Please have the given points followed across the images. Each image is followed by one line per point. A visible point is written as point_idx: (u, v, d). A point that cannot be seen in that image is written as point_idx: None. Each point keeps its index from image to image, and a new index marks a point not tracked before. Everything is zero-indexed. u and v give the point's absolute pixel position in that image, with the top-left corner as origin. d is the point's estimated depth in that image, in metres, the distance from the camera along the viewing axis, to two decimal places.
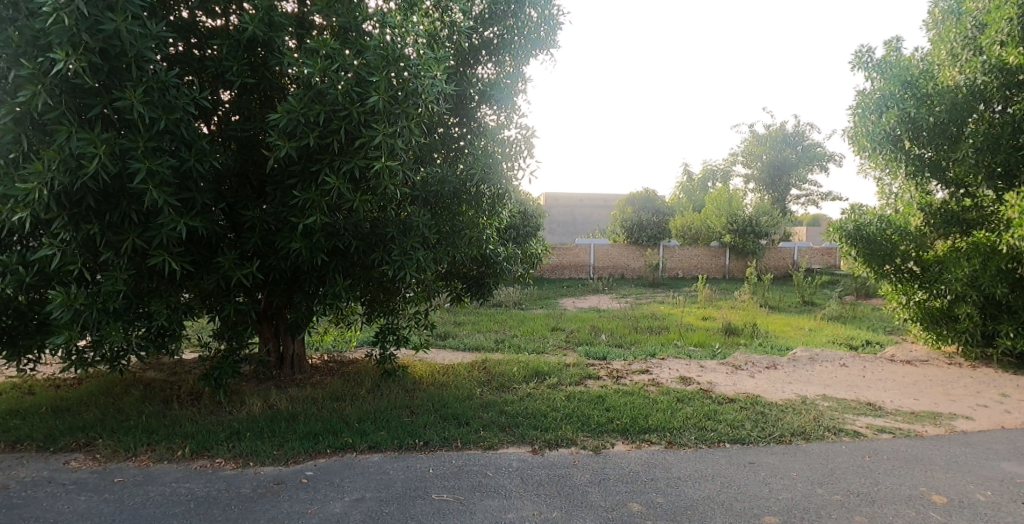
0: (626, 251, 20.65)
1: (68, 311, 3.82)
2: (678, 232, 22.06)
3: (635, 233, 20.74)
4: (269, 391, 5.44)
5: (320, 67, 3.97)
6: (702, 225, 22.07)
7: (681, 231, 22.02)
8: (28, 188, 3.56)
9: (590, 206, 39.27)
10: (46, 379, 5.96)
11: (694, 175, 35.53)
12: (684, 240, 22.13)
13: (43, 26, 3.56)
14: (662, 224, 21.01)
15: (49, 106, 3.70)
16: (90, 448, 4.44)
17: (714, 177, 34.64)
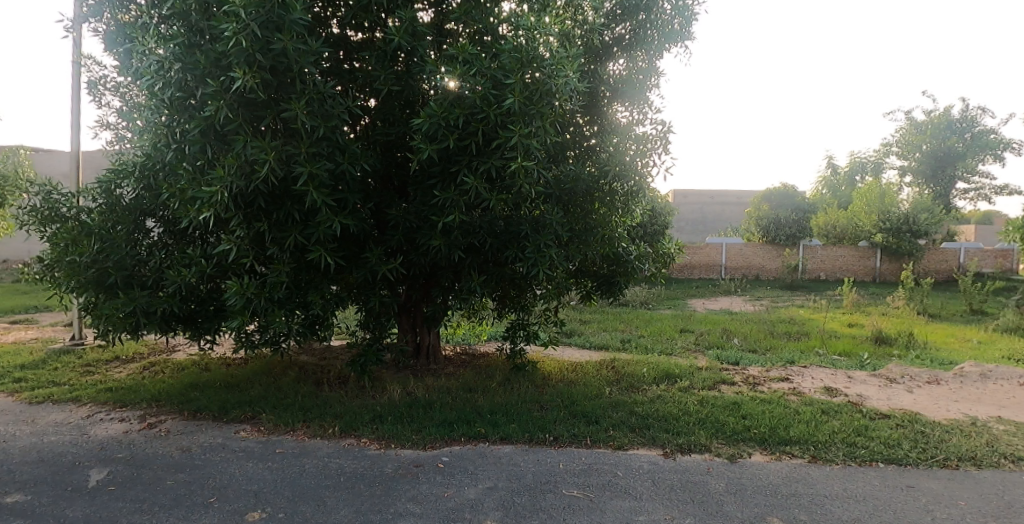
0: (761, 252, 19.45)
1: (241, 299, 4.33)
2: (821, 231, 20.24)
3: (772, 232, 19.61)
4: (408, 379, 5.79)
5: (459, 72, 4.21)
6: (850, 222, 19.87)
7: (824, 230, 20.10)
8: (213, 191, 4.08)
9: (717, 205, 37.41)
10: (220, 358, 6.79)
11: (840, 169, 32.61)
12: (828, 239, 20.10)
13: (225, 49, 4.08)
14: (803, 222, 19.55)
15: (229, 119, 4.22)
16: (256, 421, 5.00)
17: (863, 170, 31.59)
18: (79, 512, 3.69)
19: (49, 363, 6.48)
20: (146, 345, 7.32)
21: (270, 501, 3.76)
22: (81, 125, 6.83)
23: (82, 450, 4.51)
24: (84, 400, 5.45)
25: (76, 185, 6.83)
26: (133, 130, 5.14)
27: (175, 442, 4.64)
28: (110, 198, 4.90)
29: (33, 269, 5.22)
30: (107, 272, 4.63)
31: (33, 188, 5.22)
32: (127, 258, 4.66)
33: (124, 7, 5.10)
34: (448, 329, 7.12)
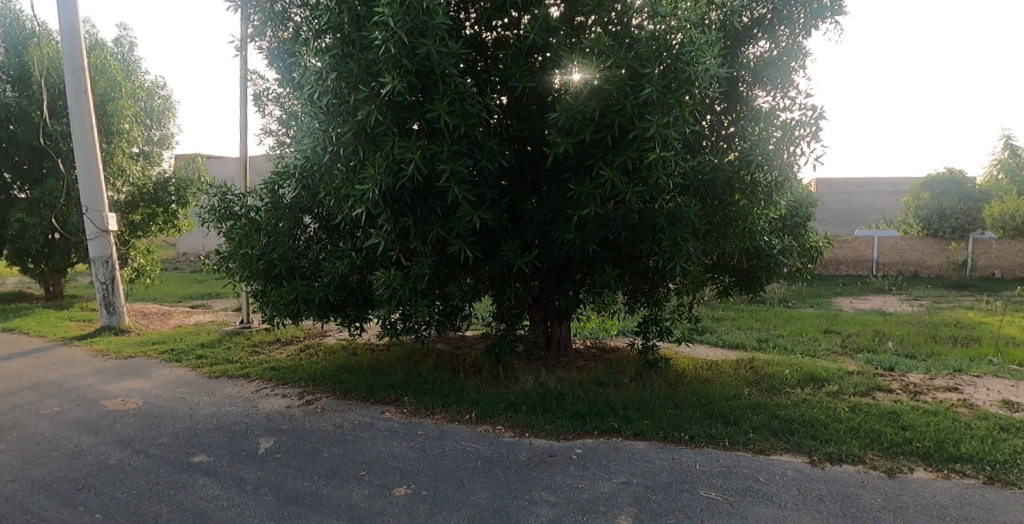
0: (922, 246, 17.60)
1: (388, 290, 4.72)
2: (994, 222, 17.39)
3: (935, 224, 17.73)
4: (540, 370, 5.95)
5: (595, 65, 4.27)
6: None
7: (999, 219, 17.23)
8: (364, 189, 4.47)
9: (867, 192, 34.04)
10: (365, 343, 7.38)
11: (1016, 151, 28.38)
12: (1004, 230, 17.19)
13: (376, 57, 4.41)
14: (973, 212, 17.26)
15: (379, 121, 4.56)
16: (399, 403, 5.39)
17: None
18: (253, 474, 4.21)
19: (223, 343, 7.41)
20: (300, 330, 8.12)
21: (413, 479, 4.05)
22: (247, 133, 7.70)
23: (253, 420, 5.12)
24: (253, 376, 6.17)
25: (241, 187, 7.68)
26: (292, 137, 5.73)
27: (329, 418, 5.13)
28: (274, 198, 5.47)
29: (211, 261, 5.97)
30: (273, 264, 5.21)
31: (211, 190, 5.94)
32: (290, 251, 5.23)
33: (282, 25, 5.63)
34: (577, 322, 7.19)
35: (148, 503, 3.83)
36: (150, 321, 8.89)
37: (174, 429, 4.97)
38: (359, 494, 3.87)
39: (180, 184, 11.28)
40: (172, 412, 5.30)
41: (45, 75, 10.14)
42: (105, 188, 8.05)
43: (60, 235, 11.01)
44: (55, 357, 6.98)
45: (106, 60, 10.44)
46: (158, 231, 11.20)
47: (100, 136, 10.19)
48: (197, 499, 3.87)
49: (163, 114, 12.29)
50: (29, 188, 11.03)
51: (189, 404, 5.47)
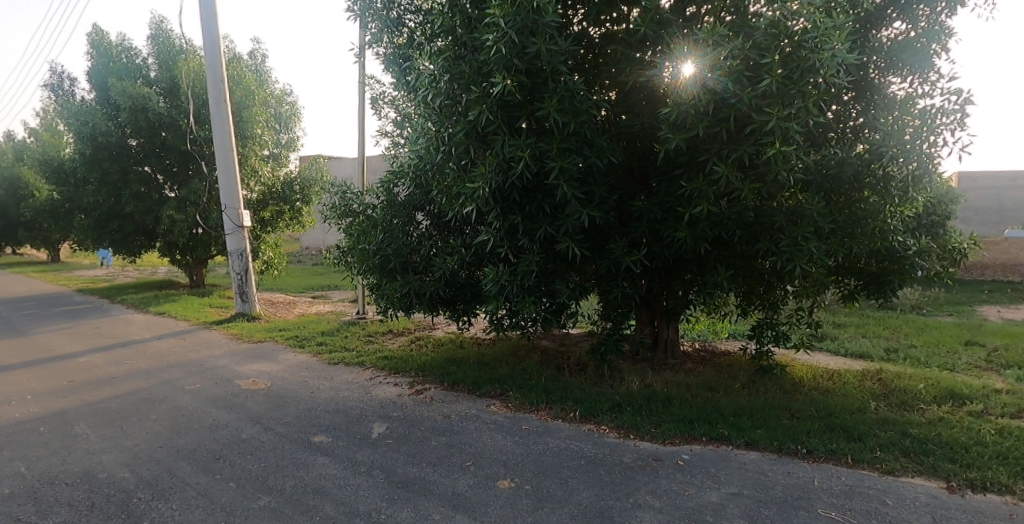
0: None
1: (496, 285, 4.98)
2: None
3: None
4: (645, 372, 5.93)
5: (709, 57, 4.16)
6: None
7: None
8: (476, 188, 4.67)
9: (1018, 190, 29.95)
10: (472, 336, 7.63)
11: None
12: None
13: (487, 58, 4.54)
14: None
15: (490, 121, 4.68)
16: (504, 397, 5.55)
17: None
18: (367, 457, 4.47)
19: (341, 331, 7.94)
20: (410, 322, 8.50)
21: (516, 472, 4.12)
22: (365, 135, 8.20)
23: (367, 406, 5.44)
24: (368, 364, 6.54)
25: (358, 185, 8.17)
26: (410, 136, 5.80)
27: (437, 408, 5.35)
28: (389, 196, 5.79)
29: (332, 255, 6.39)
30: (387, 259, 5.49)
31: (334, 189, 6.39)
32: (403, 246, 5.51)
33: (398, 32, 5.99)
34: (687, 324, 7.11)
35: (274, 477, 4.16)
36: (277, 309, 9.69)
37: (297, 409, 5.38)
38: (465, 483, 3.99)
39: (305, 182, 12.52)
40: (296, 394, 5.73)
41: (191, 87, 11.36)
42: (241, 185, 8.81)
43: (202, 230, 12.24)
44: (197, 339, 7.79)
45: (242, 71, 11.47)
46: (284, 227, 12.54)
47: (237, 140, 11.29)
48: (316, 476, 4.16)
49: (290, 120, 12.98)
50: (176, 188, 12.36)
51: (311, 387, 5.90)
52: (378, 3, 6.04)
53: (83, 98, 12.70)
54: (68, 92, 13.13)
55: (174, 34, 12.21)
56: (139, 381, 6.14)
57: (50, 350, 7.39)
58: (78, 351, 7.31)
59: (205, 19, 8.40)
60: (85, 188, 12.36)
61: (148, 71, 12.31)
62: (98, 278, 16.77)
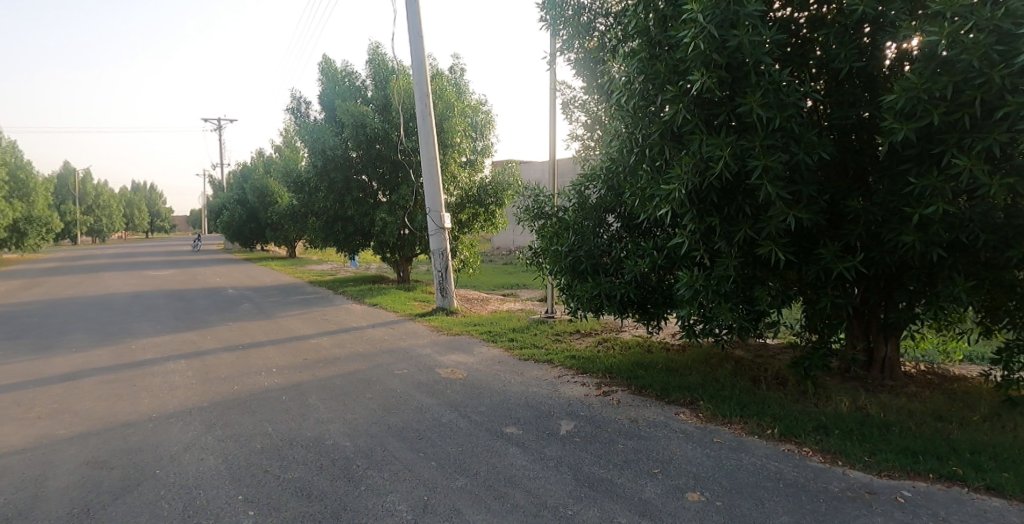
0: None
1: (690, 290, 4.81)
2: None
3: None
4: (857, 393, 5.33)
5: (947, 32, 3.64)
6: None
7: None
8: (671, 189, 4.56)
9: None
10: (660, 341, 7.50)
11: None
12: None
13: (684, 55, 4.41)
14: None
15: (687, 120, 4.54)
16: (694, 407, 5.37)
17: None
18: (555, 453, 4.57)
19: (531, 329, 8.32)
20: (599, 323, 8.59)
21: (707, 486, 3.92)
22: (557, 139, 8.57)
23: (556, 403, 5.61)
24: (556, 362, 6.78)
25: (548, 186, 8.50)
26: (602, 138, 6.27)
27: (624, 411, 5.35)
28: (580, 199, 5.98)
29: (525, 255, 6.82)
30: (580, 260, 5.74)
31: (526, 192, 6.83)
32: (594, 248, 5.71)
33: (588, 36, 6.15)
34: (909, 341, 6.26)
35: (469, 461, 4.46)
36: (473, 305, 10.45)
37: (490, 400, 5.72)
38: (652, 490, 3.90)
39: (499, 188, 13.43)
40: (490, 386, 6.12)
41: (400, 103, 12.78)
42: (442, 190, 9.67)
43: (409, 231, 13.66)
44: (404, 329, 8.69)
45: (444, 86, 12.72)
46: (479, 228, 13.42)
47: (440, 148, 12.55)
48: (508, 465, 4.36)
49: (486, 128, 13.74)
50: (388, 193, 13.94)
51: (504, 380, 6.25)
52: (570, 10, 6.23)
53: (317, 118, 14.95)
54: (304, 114, 15.53)
55: (387, 57, 13.79)
56: (357, 363, 7.03)
57: (290, 331, 8.82)
58: (310, 333, 8.60)
59: (413, 42, 9.34)
60: (315, 195, 14.56)
61: (366, 91, 14.07)
62: (323, 272, 19.58)
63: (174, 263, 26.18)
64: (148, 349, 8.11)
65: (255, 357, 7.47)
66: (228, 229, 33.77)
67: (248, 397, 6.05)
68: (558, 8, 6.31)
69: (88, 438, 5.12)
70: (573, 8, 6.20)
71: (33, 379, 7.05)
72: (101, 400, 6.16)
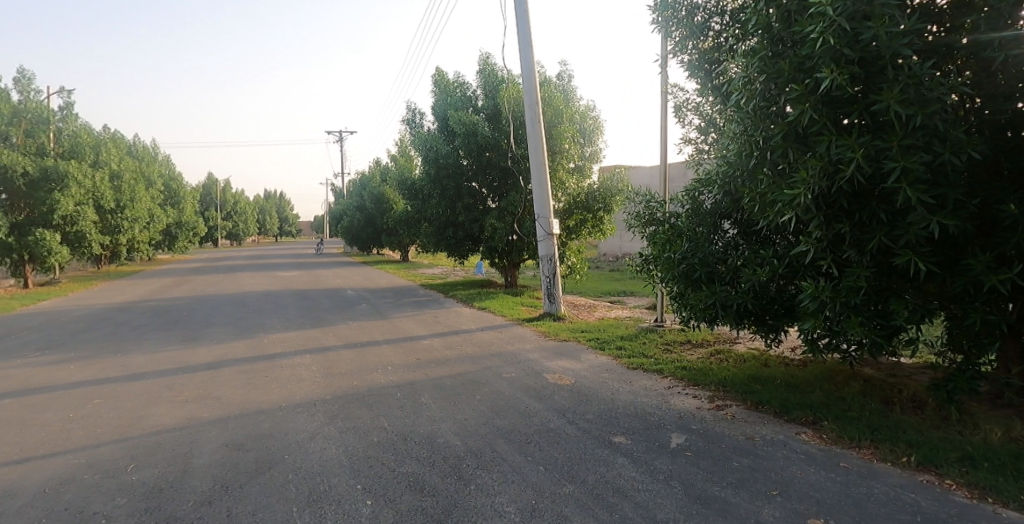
0: None
1: (816, 301, 4.46)
2: None
3: None
4: (1013, 422, 4.71)
5: None
6: None
7: None
8: (796, 193, 4.26)
9: None
10: (778, 356, 7.07)
11: None
12: None
13: (811, 51, 4.14)
14: None
15: (813, 120, 4.25)
16: (817, 427, 5.00)
17: None
18: (665, 466, 4.43)
19: (640, 338, 8.17)
20: (712, 334, 8.27)
21: (833, 514, 3.63)
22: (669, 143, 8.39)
23: (666, 414, 5.46)
24: (666, 373, 6.61)
25: (660, 192, 8.35)
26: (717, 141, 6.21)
27: (739, 428, 5.09)
28: (695, 204, 5.86)
29: (635, 261, 6.87)
30: (694, 268, 5.54)
31: (636, 198, 6.91)
32: (709, 256, 5.48)
33: (703, 37, 5.95)
34: None
35: (576, 468, 4.44)
36: (579, 312, 10.43)
37: (598, 408, 5.68)
38: (770, 513, 3.67)
39: (607, 193, 13.39)
40: (598, 393, 6.08)
41: (510, 111, 13.18)
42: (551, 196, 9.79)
43: (517, 236, 13.98)
44: (512, 333, 8.86)
45: (552, 92, 12.86)
46: (587, 234, 13.52)
47: (549, 155, 12.79)
48: (616, 475, 4.29)
49: (594, 133, 13.69)
50: (498, 200, 14.28)
51: (612, 389, 6.19)
52: (683, 11, 6.06)
53: (430, 128, 15.67)
54: (418, 124, 16.33)
55: (496, 66, 14.20)
56: (466, 364, 7.26)
57: (403, 331, 9.29)
58: (422, 334, 9.01)
59: (523, 51, 9.52)
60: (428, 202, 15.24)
61: (477, 100, 14.54)
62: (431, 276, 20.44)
63: (301, 264, 28.56)
64: (279, 343, 8.90)
65: (372, 355, 7.93)
66: (348, 233, 36.23)
67: (365, 393, 6.44)
68: (670, 9, 6.16)
69: (228, 422, 5.69)
70: (686, 9, 6.03)
71: (184, 366, 7.96)
72: (239, 388, 6.83)
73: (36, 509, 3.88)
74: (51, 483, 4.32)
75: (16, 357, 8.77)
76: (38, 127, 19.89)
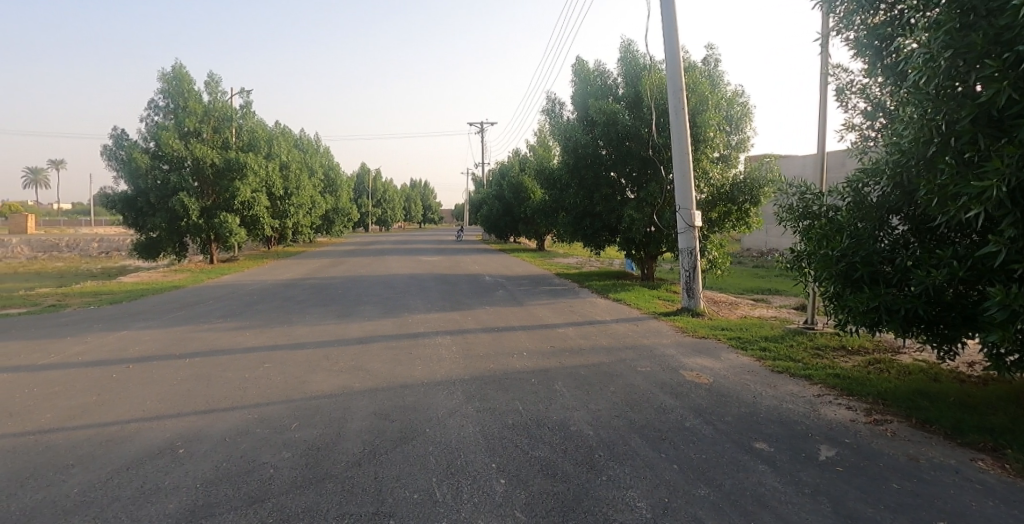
0: None
1: (1005, 311, 3.83)
2: None
3: None
4: None
5: None
6: None
7: None
8: (985, 186, 3.70)
9: None
10: (952, 370, 6.22)
11: None
12: None
13: (1013, 21, 3.59)
14: None
15: (1013, 101, 3.68)
16: (999, 455, 4.35)
17: None
18: (811, 479, 4.12)
19: (787, 339, 7.63)
20: (871, 341, 7.50)
21: None
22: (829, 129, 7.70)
23: (814, 424, 5.07)
24: (816, 379, 6.12)
25: (818, 184, 7.73)
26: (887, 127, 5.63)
27: (901, 447, 4.58)
28: (858, 197, 5.32)
29: (786, 257, 6.47)
30: (855, 267, 5.04)
31: (790, 190, 6.47)
32: (873, 254, 4.96)
33: (875, 10, 5.36)
34: None
35: (712, 471, 4.28)
36: (720, 309, 9.97)
37: (738, 411, 5.42)
38: None
39: (754, 184, 12.63)
40: (738, 395, 5.80)
41: (652, 100, 12.85)
42: (694, 187, 9.44)
43: (655, 227, 13.75)
44: (648, 327, 8.71)
45: (698, 78, 12.30)
46: (730, 227, 12.89)
47: (693, 144, 12.32)
48: (756, 483, 4.08)
49: (742, 120, 12.95)
50: (636, 190, 14.09)
51: (754, 392, 5.87)
52: None
53: (568, 118, 15.78)
54: (558, 114, 16.51)
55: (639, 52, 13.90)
56: (600, 355, 7.29)
57: (538, 319, 9.53)
58: (557, 323, 9.18)
59: (667, 36, 9.21)
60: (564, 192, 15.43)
61: (617, 89, 14.38)
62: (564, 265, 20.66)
63: (442, 250, 30.34)
64: (423, 324, 9.57)
65: (508, 340, 8.25)
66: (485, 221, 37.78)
67: (500, 376, 6.72)
68: None
69: (376, 393, 6.25)
70: None
71: (341, 339, 8.86)
72: (387, 363, 7.46)
73: (219, 454, 4.57)
74: (231, 433, 5.08)
75: (208, 323, 10.31)
76: (225, 123, 23.02)
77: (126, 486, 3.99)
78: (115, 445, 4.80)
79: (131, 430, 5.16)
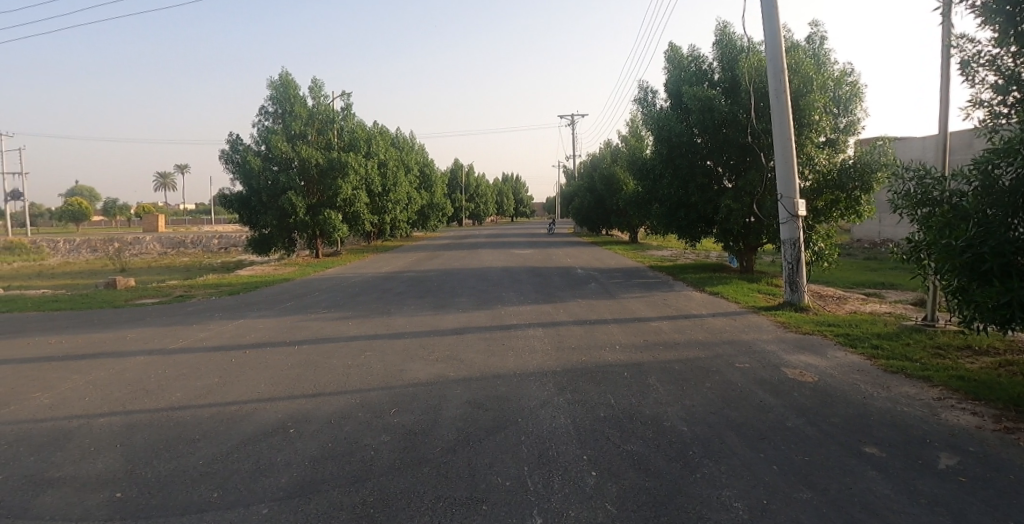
0: None
1: None
2: None
3: None
4: None
5: None
6: None
7: None
8: None
9: None
10: None
11: None
12: None
13: None
14: None
15: None
16: None
17: None
18: (929, 489, 3.83)
19: (903, 337, 7.06)
20: (1003, 340, 6.77)
21: None
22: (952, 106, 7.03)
23: (934, 430, 4.69)
24: (937, 381, 5.64)
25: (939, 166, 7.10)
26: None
27: None
28: (986, 180, 4.77)
29: (902, 249, 6.01)
30: (983, 258, 4.60)
31: (907, 174, 6.00)
32: (1005, 244, 4.50)
33: None
34: None
35: (816, 475, 4.10)
36: (827, 303, 9.38)
37: (846, 412, 5.13)
38: None
39: (865, 169, 11.68)
40: (847, 395, 5.48)
41: (750, 84, 12.27)
42: (797, 174, 8.95)
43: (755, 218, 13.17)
44: (747, 321, 8.39)
45: (801, 59, 11.59)
46: (839, 216, 12.02)
47: (795, 128, 11.63)
48: (865, 490, 3.85)
49: (851, 100, 12.07)
50: (733, 178, 13.58)
51: (865, 392, 5.52)
52: None
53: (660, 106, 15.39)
54: (649, 102, 16.16)
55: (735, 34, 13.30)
56: (696, 350, 7.14)
57: (631, 312, 9.46)
58: (650, 316, 9.06)
59: (767, 17, 8.76)
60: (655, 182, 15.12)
61: (712, 74, 13.87)
62: (658, 257, 20.20)
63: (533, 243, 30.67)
64: (516, 316, 9.80)
65: (601, 333, 8.27)
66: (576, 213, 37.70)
67: (592, 369, 6.77)
68: None
69: (470, 382, 6.52)
70: None
71: (438, 329, 9.29)
72: (481, 353, 7.75)
73: (326, 435, 5.01)
74: (336, 415, 5.54)
75: (317, 313, 11.14)
76: (328, 126, 24.62)
77: (245, 460, 4.49)
78: (236, 422, 5.40)
79: (249, 409, 5.77)
